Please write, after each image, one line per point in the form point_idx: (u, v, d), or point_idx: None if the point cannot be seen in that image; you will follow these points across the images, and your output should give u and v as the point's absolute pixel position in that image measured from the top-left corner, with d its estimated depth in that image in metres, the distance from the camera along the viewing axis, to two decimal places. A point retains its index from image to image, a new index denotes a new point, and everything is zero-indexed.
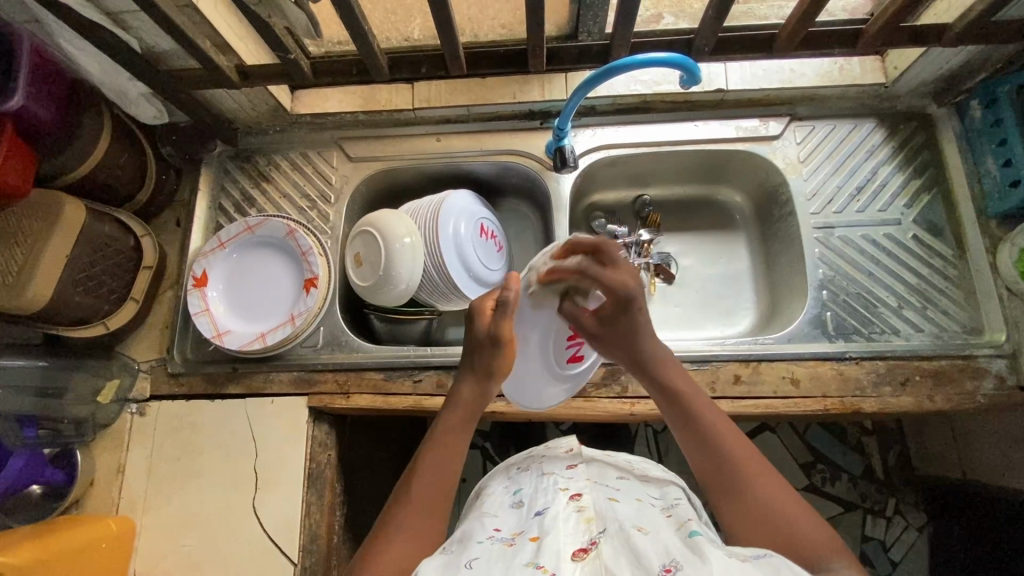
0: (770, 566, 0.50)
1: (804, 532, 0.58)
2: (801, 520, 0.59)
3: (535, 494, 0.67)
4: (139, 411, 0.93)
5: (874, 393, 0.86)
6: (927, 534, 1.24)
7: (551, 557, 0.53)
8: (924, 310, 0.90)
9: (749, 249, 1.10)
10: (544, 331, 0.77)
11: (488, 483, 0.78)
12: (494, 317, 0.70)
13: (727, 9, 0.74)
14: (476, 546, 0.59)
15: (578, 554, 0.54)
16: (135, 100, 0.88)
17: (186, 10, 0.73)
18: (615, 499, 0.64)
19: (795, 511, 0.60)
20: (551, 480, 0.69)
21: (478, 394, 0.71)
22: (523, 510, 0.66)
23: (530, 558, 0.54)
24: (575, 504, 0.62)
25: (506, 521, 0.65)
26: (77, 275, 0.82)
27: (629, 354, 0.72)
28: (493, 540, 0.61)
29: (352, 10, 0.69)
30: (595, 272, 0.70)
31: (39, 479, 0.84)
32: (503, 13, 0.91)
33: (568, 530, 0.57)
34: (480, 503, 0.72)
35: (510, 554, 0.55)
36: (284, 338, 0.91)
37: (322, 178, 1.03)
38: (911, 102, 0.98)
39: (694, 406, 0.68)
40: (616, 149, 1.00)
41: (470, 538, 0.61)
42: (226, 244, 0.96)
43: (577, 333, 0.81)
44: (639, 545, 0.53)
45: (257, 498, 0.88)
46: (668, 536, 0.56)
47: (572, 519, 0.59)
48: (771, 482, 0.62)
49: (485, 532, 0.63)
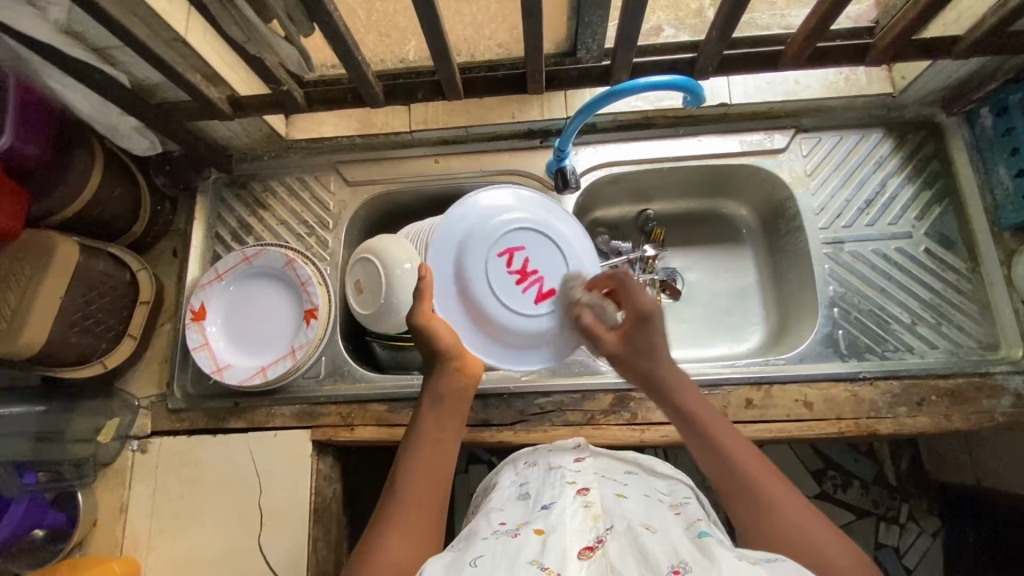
0: (782, 571, 0.48)
1: (832, 553, 0.52)
2: (830, 538, 0.53)
3: (542, 487, 0.65)
4: (140, 448, 0.92)
5: (889, 415, 0.84)
6: (941, 540, 1.22)
7: (556, 557, 0.51)
8: (938, 327, 0.88)
9: (756, 263, 1.07)
10: (483, 284, 0.82)
11: (497, 478, 0.76)
12: (419, 302, 0.76)
13: (731, 29, 0.72)
14: (480, 543, 0.56)
15: (584, 552, 0.52)
16: (127, 134, 0.85)
17: (175, 44, 0.72)
18: (623, 495, 0.61)
19: (828, 534, 0.54)
20: (559, 475, 0.67)
21: (458, 385, 0.71)
22: (528, 504, 0.63)
23: (534, 555, 0.51)
24: (583, 499, 0.60)
25: (511, 515, 0.62)
26: (72, 315, 0.81)
27: (642, 371, 0.72)
28: (498, 534, 0.58)
29: (346, 42, 0.68)
30: (628, 282, 0.76)
31: (41, 524, 0.83)
32: (499, 33, 0.88)
33: (574, 527, 0.55)
34: (486, 499, 0.70)
35: (514, 548, 0.53)
36: (284, 372, 0.89)
37: (319, 204, 1.01)
38: (919, 110, 0.95)
39: (705, 423, 0.65)
40: (619, 166, 0.98)
41: (475, 536, 0.59)
42: (224, 277, 0.94)
43: (523, 271, 0.84)
44: (647, 544, 0.51)
45: (262, 533, 0.87)
46: (677, 535, 0.54)
47: (579, 516, 0.57)
48: (800, 504, 0.57)
49: (489, 528, 0.60)
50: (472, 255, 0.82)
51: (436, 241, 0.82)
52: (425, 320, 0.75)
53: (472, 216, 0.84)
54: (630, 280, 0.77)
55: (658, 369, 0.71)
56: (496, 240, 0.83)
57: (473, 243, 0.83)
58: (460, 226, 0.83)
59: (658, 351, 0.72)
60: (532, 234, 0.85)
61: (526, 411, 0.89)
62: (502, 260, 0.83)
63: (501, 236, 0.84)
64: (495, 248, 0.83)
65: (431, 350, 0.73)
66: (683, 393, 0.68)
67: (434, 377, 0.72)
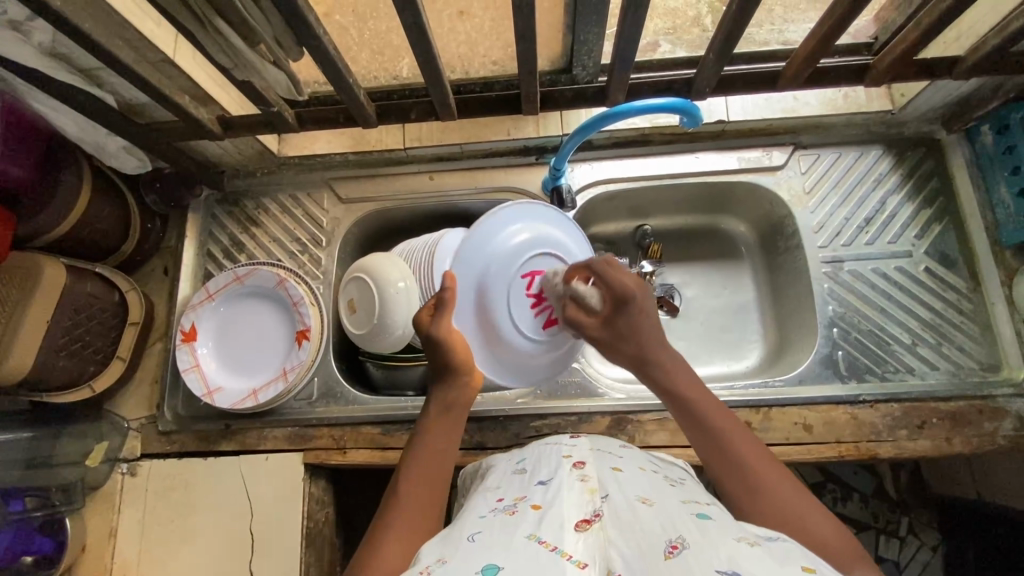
0: (783, 549, 0.48)
1: (816, 529, 0.54)
2: (814, 515, 0.55)
3: (539, 463, 0.64)
4: (130, 471, 0.90)
5: (889, 438, 0.82)
6: (942, 554, 1.21)
7: (553, 530, 0.49)
8: (939, 347, 0.87)
9: (755, 279, 1.06)
10: (500, 307, 0.80)
11: (490, 458, 0.74)
12: (436, 313, 0.75)
13: (730, 49, 0.71)
14: (476, 520, 0.55)
15: (582, 525, 0.50)
16: (114, 154, 0.84)
17: (162, 65, 0.70)
18: (620, 469, 0.60)
19: (811, 507, 0.56)
20: (554, 450, 0.66)
21: (459, 391, 0.72)
22: (524, 479, 0.62)
23: (532, 530, 0.50)
24: (580, 474, 0.58)
25: (508, 490, 0.61)
26: (59, 340, 0.79)
27: (631, 354, 0.72)
28: (495, 510, 0.56)
29: (336, 66, 0.67)
30: (600, 267, 0.74)
31: (29, 550, 0.79)
32: (494, 51, 0.85)
33: (573, 501, 0.53)
34: (482, 479, 0.68)
35: (512, 525, 0.51)
36: (275, 395, 0.88)
37: (312, 221, 1.00)
38: (919, 127, 0.94)
39: (696, 402, 0.67)
40: (616, 184, 0.97)
41: (471, 514, 0.57)
42: (215, 296, 0.93)
43: (540, 297, 0.82)
44: (646, 520, 0.50)
45: (253, 559, 0.85)
46: (675, 511, 0.52)
47: (576, 490, 0.55)
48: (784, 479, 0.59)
49: (486, 505, 0.58)
50: (493, 273, 0.80)
51: (463, 252, 0.80)
52: (446, 335, 0.73)
53: (495, 234, 0.81)
54: (601, 267, 0.74)
55: (647, 350, 0.71)
56: (519, 262, 0.81)
57: (494, 263, 0.80)
58: (492, 237, 0.81)
59: (644, 334, 0.71)
60: (557, 256, 0.84)
61: (521, 434, 0.88)
62: (522, 283, 0.81)
63: (523, 258, 0.81)
64: (524, 269, 0.81)
65: (444, 364, 0.72)
66: (676, 373, 0.69)
67: (441, 384, 0.73)
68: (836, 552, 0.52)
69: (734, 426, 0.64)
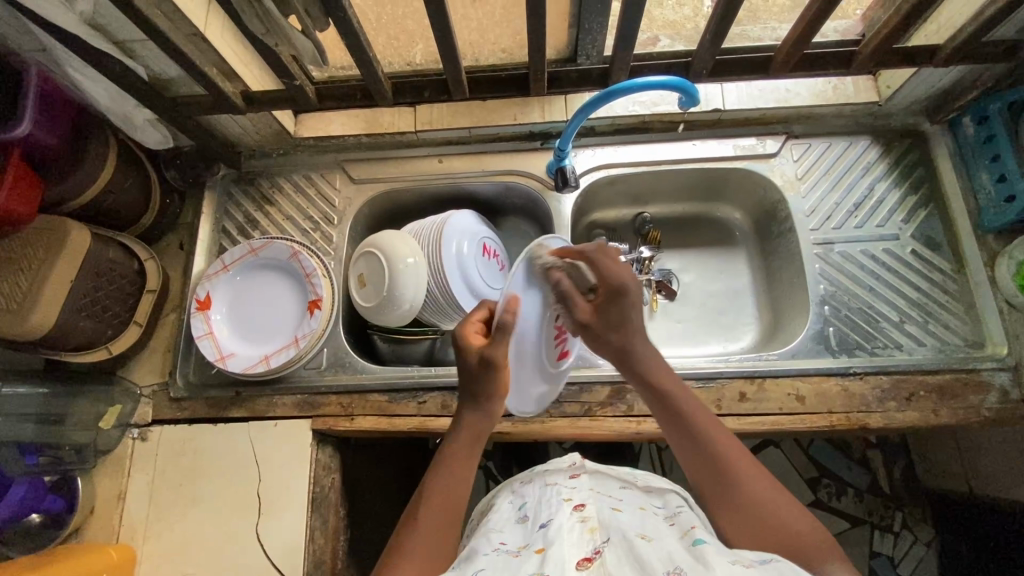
0: (775, 571, 0.50)
1: (798, 525, 0.59)
2: (788, 508, 0.60)
3: (538, 506, 0.66)
4: (140, 436, 0.92)
5: (879, 409, 0.86)
6: (936, 549, 1.22)
7: (555, 564, 0.52)
8: (925, 324, 0.90)
9: (749, 265, 1.10)
10: None
11: (494, 500, 0.77)
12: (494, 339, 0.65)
13: (724, 33, 0.76)
14: (482, 560, 0.57)
15: (584, 563, 0.53)
16: (142, 127, 0.88)
17: (194, 38, 0.75)
18: (619, 509, 0.62)
19: (783, 503, 0.61)
20: (554, 491, 0.67)
21: (486, 418, 0.68)
22: (527, 524, 0.64)
23: (534, 568, 0.52)
24: (579, 514, 0.60)
25: (512, 535, 0.63)
26: (80, 300, 0.82)
27: (615, 347, 0.69)
28: (499, 552, 0.59)
29: (357, 39, 0.71)
30: (599, 257, 0.70)
31: (39, 508, 0.83)
32: (504, 38, 0.91)
33: (572, 540, 0.56)
34: (484, 521, 0.70)
35: (515, 566, 0.54)
36: (286, 360, 0.91)
37: (324, 200, 1.04)
38: (904, 119, 1.00)
39: (675, 397, 0.68)
40: (617, 168, 1.02)
41: (476, 552, 0.60)
42: (229, 268, 0.96)
43: None
44: (643, 553, 0.52)
45: (260, 523, 0.87)
46: (672, 543, 0.54)
47: (576, 530, 0.57)
48: (755, 470, 0.63)
49: (490, 546, 0.61)
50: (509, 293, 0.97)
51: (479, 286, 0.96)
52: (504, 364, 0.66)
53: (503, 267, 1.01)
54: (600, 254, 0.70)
55: (633, 345, 0.69)
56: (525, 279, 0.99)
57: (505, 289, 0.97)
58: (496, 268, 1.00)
59: (630, 325, 0.69)
60: None
61: None
62: None
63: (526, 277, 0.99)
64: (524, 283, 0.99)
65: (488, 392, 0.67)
66: (655, 367, 0.69)
67: (469, 408, 0.68)
68: (809, 545, 0.58)
69: (711, 421, 0.66)
